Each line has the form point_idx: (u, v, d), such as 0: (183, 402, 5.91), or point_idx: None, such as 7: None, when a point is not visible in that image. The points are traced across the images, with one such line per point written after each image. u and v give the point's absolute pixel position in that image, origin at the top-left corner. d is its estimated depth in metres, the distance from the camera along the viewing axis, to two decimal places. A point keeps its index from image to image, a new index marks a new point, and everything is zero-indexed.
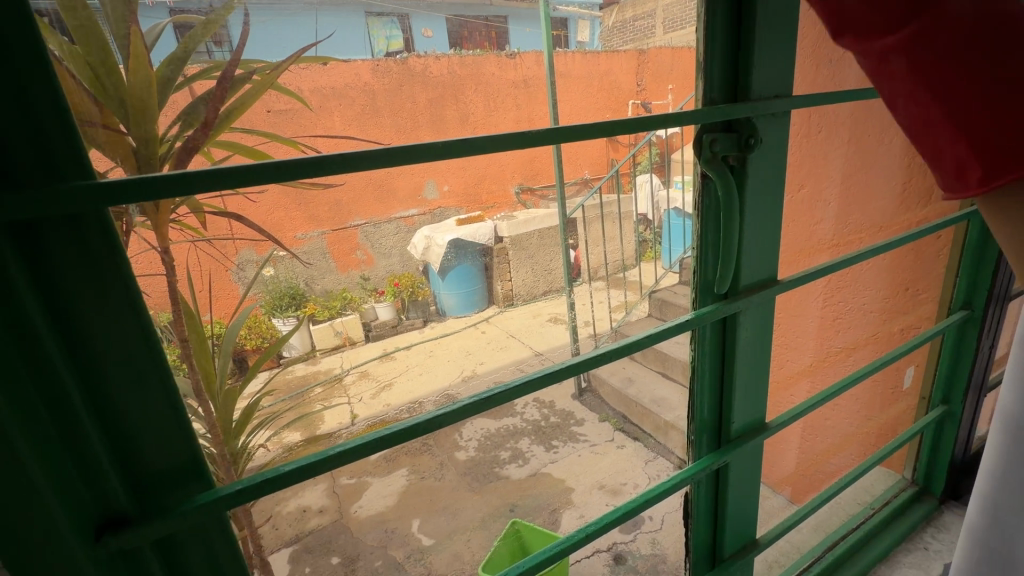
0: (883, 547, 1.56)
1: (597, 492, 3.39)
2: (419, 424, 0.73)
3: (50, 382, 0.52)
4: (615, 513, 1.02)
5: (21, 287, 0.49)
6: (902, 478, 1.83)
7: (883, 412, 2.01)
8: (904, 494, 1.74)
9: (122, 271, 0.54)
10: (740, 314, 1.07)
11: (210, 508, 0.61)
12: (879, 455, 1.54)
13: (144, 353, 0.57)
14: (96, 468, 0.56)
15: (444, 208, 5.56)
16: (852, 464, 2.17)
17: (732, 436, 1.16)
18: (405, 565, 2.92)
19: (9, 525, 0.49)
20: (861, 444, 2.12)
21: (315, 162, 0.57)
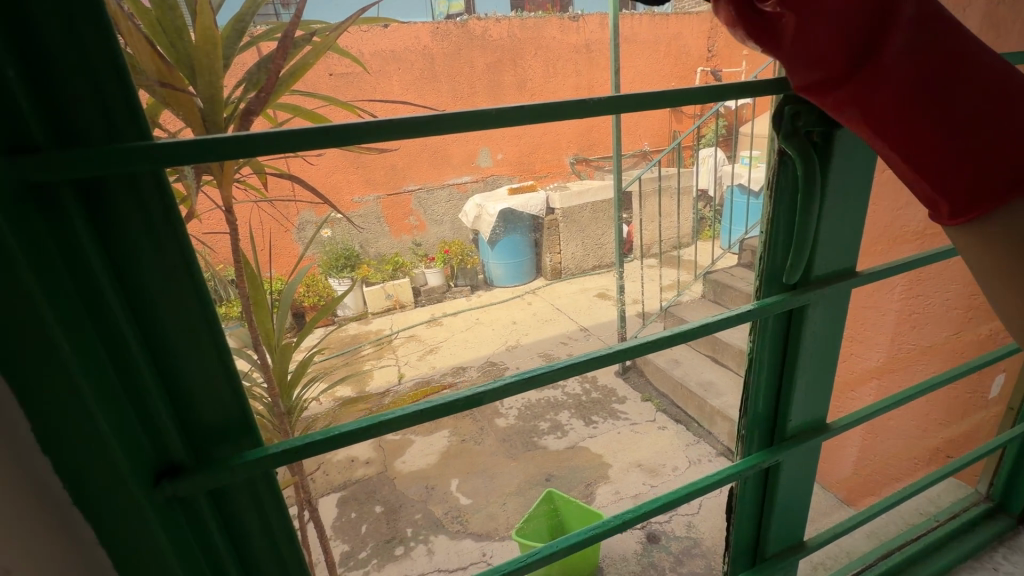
0: (945, 561, 1.45)
1: (635, 471, 3.38)
2: (460, 399, 0.72)
3: (114, 337, 0.54)
4: (656, 503, 0.99)
5: (85, 241, 0.51)
6: (975, 492, 1.68)
7: (959, 419, 1.84)
8: (975, 509, 1.59)
9: (177, 233, 0.55)
10: (808, 307, 0.98)
11: (258, 464, 0.63)
12: (953, 466, 1.41)
13: (200, 312, 0.59)
14: (155, 419, 0.58)
15: (497, 176, 5.51)
16: (916, 470, 2.02)
17: (786, 433, 1.10)
18: (442, 521, 3.05)
19: (78, 466, 0.52)
20: (929, 450, 1.97)
21: (362, 126, 0.55)
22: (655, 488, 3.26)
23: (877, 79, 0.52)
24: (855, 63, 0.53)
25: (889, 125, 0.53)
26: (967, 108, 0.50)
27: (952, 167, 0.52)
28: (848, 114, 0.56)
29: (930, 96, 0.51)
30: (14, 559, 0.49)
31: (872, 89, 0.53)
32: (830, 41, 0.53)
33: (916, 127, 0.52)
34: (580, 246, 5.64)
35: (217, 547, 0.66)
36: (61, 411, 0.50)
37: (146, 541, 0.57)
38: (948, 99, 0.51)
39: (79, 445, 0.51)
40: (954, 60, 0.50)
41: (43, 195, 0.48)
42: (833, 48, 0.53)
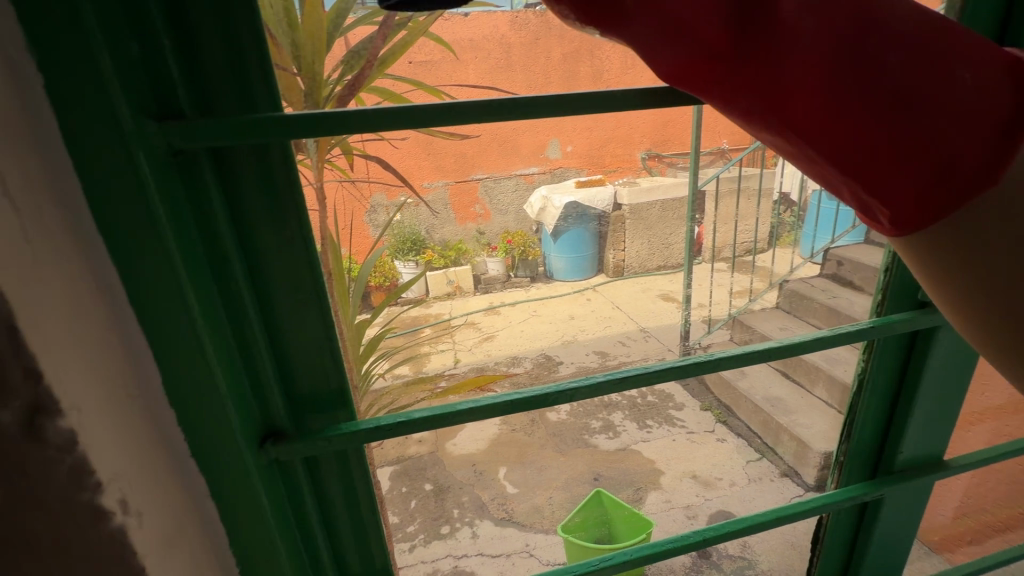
0: None
1: (688, 481, 3.26)
2: (549, 393, 0.73)
3: (233, 301, 0.56)
4: (739, 523, 0.93)
5: (217, 207, 0.53)
6: None
7: None
8: None
9: (297, 204, 0.56)
10: (939, 331, 0.87)
11: (353, 437, 0.65)
12: None
13: (308, 284, 0.60)
14: (263, 384, 0.60)
15: (566, 169, 4.48)
16: None
17: (894, 466, 0.99)
18: (488, 506, 3.08)
19: (197, 421, 0.54)
20: None
21: (486, 106, 0.54)
22: (709, 501, 3.13)
23: (769, 52, 0.38)
24: (740, 26, 0.38)
25: (793, 113, 0.39)
26: (897, 76, 0.36)
27: (884, 163, 0.38)
28: (738, 101, 0.41)
29: (843, 67, 0.37)
30: (143, 502, 0.47)
31: (762, 64, 0.38)
32: (698, 2, 0.37)
33: (831, 114, 0.38)
34: (644, 245, 5.57)
35: (309, 510, 0.69)
36: (187, 368, 0.52)
37: (252, 500, 0.59)
38: (866, 69, 0.37)
39: (200, 403, 0.54)
40: (865, 11, 0.36)
41: (185, 161, 0.50)
42: (698, 11, 0.37)
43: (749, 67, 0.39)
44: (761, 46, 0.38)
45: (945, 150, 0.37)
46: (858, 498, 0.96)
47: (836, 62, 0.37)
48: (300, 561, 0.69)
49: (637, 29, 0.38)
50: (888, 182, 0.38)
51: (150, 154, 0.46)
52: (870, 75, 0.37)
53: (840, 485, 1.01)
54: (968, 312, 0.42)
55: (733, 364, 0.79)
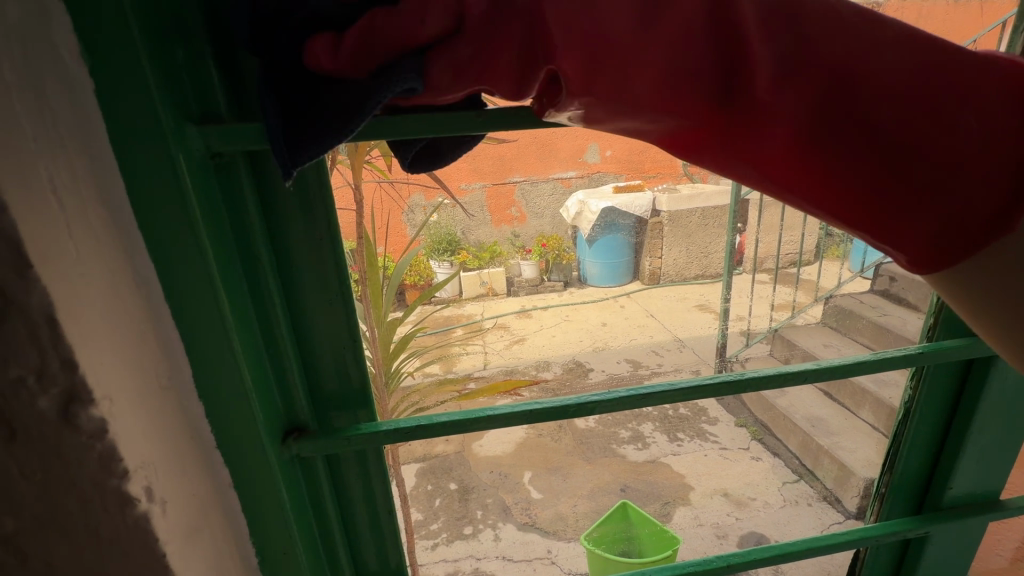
0: None
1: (719, 498, 3.16)
2: (570, 405, 0.72)
3: (262, 300, 0.58)
4: (767, 551, 0.89)
5: (250, 207, 0.54)
6: None
7: None
8: None
9: (327, 207, 0.58)
10: (998, 360, 0.81)
11: (372, 438, 0.65)
12: None
13: (335, 286, 0.61)
14: (288, 381, 0.62)
15: (603, 174, 4.30)
16: None
17: (942, 503, 0.92)
18: (512, 510, 3.08)
19: (224, 415, 0.56)
20: None
21: (517, 113, 0.54)
22: (740, 522, 3.02)
23: (756, 126, 0.41)
24: (724, 108, 0.42)
25: (792, 177, 0.42)
26: (887, 134, 0.38)
27: (886, 213, 0.40)
28: (735, 171, 0.44)
29: (830, 136, 0.40)
30: (167, 490, 0.49)
31: (752, 137, 0.42)
32: (681, 91, 0.42)
33: (825, 176, 0.41)
34: (683, 252, 5.37)
35: (327, 505, 0.70)
36: (215, 363, 0.54)
37: (272, 494, 0.61)
38: (851, 134, 0.39)
39: (227, 396, 0.55)
40: (846, 76, 0.39)
41: (223, 163, 0.52)
42: (683, 95, 0.42)
43: (732, 141, 0.43)
44: (748, 122, 0.41)
45: (945, 196, 0.38)
46: (900, 534, 0.90)
47: (824, 130, 0.40)
48: (317, 556, 0.70)
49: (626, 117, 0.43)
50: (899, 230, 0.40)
51: (188, 156, 0.48)
52: (858, 136, 0.39)
53: (881, 518, 0.95)
54: (1015, 343, 0.41)
55: (766, 385, 0.75)
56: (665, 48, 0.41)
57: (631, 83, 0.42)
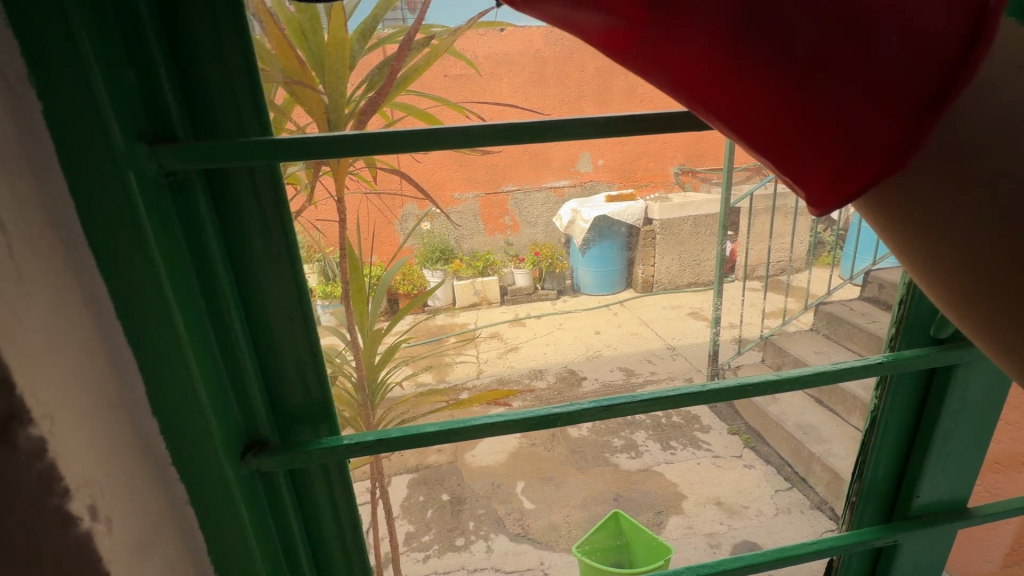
0: None
1: (712, 507, 3.17)
2: (532, 418, 0.72)
3: (220, 316, 0.58)
4: (737, 562, 0.89)
5: (206, 224, 0.55)
6: None
7: None
8: None
9: (283, 223, 0.58)
10: (957, 369, 0.82)
11: (335, 452, 0.66)
12: None
13: (293, 300, 0.62)
14: (247, 397, 0.62)
15: (596, 182, 4.39)
16: None
17: (910, 511, 0.93)
18: (505, 520, 3.05)
19: (180, 431, 0.56)
20: None
21: (473, 133, 0.57)
22: (733, 530, 3.02)
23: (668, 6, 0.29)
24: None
25: (702, 84, 0.30)
26: (811, 34, 0.27)
27: (804, 142, 0.29)
28: (646, 71, 0.32)
29: (750, 30, 0.28)
30: (116, 507, 0.49)
31: (665, 22, 0.30)
32: None
33: (736, 88, 0.29)
34: (676, 260, 5.36)
35: (291, 521, 0.70)
36: (169, 379, 0.54)
37: (232, 511, 0.61)
38: (769, 25, 0.28)
39: (183, 414, 0.55)
40: None
41: (178, 181, 0.52)
42: None
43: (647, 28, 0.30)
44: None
45: (885, 124, 0.27)
46: (870, 542, 0.90)
47: (739, 23, 0.28)
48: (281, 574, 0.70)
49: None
50: (819, 170, 0.29)
51: (140, 175, 0.48)
52: (776, 34, 0.28)
53: (853, 526, 0.96)
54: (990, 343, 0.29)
55: (730, 397, 0.76)
56: None
57: None
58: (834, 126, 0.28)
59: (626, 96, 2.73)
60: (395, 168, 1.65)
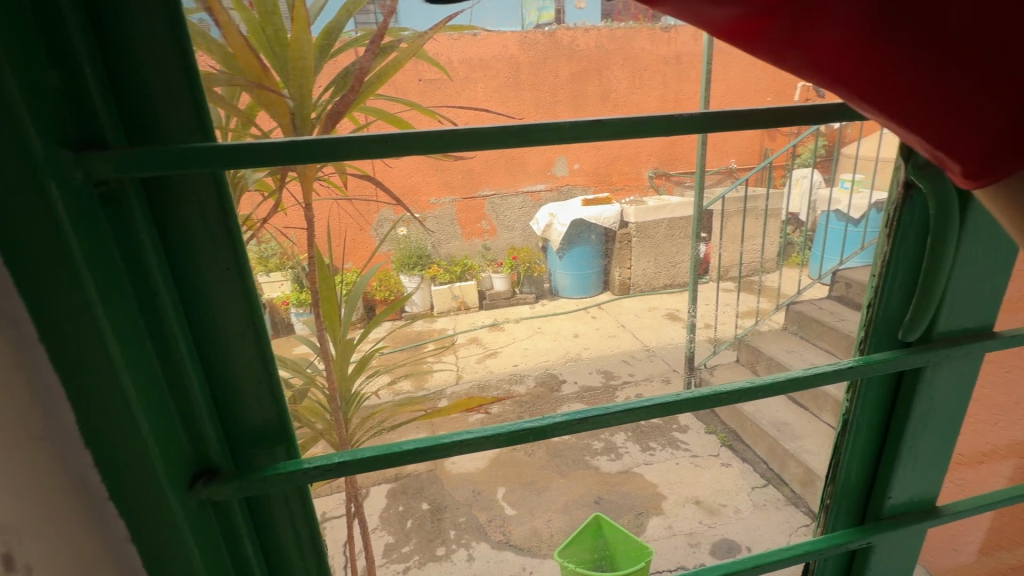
0: None
1: (691, 506, 3.21)
2: (502, 434, 0.70)
3: (162, 335, 0.54)
4: (715, 570, 0.89)
5: (144, 238, 0.51)
6: None
7: None
8: None
9: (232, 233, 0.55)
10: (925, 370, 0.83)
11: (293, 476, 0.62)
12: None
13: (245, 314, 0.58)
14: (194, 421, 0.58)
15: (572, 186, 4.19)
16: None
17: (882, 512, 0.94)
18: (486, 528, 3.07)
19: (117, 463, 0.52)
20: None
21: (433, 138, 0.54)
22: (712, 529, 3.05)
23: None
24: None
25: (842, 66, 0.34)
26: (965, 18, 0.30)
27: (949, 116, 0.33)
28: (785, 58, 0.35)
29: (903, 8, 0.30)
30: (40, 550, 0.46)
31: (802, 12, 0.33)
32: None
33: (882, 68, 0.33)
34: (651, 262, 5.23)
35: (248, 552, 0.65)
36: (104, 406, 0.50)
37: (179, 546, 0.56)
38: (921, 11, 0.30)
39: (119, 444, 0.51)
40: None
41: (110, 191, 0.48)
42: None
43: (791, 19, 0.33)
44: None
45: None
46: (843, 544, 0.91)
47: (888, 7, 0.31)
48: None
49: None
50: (968, 147, 0.32)
51: (65, 185, 0.44)
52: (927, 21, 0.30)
53: (827, 529, 0.96)
54: None
55: (704, 406, 0.75)
56: None
57: None
58: (980, 104, 0.31)
59: (600, 103, 2.72)
60: (369, 174, 1.62)
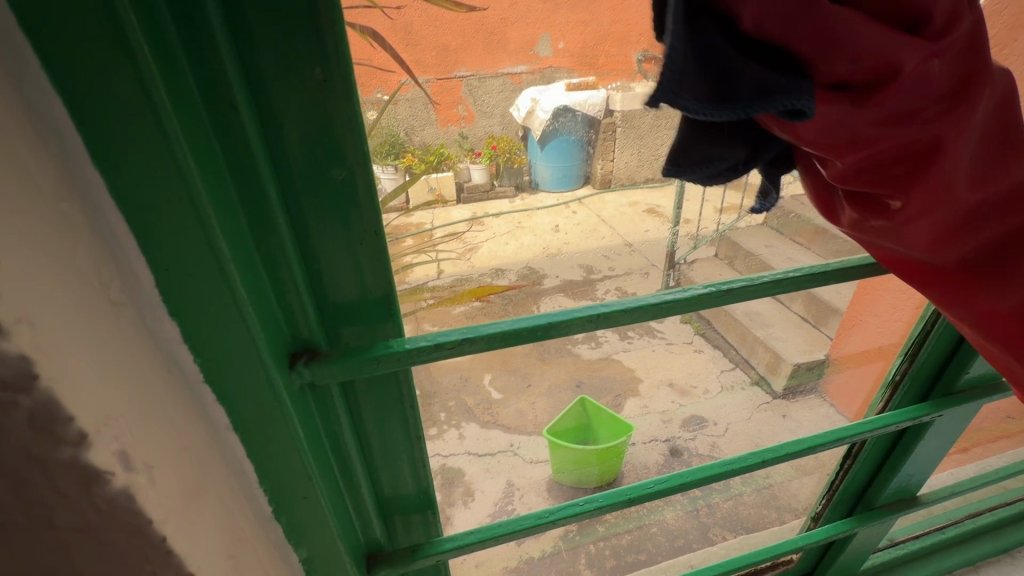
0: None
1: (666, 388, 3.29)
2: (646, 307, 0.61)
3: (243, 171, 0.40)
4: (798, 446, 0.88)
5: (214, 23, 0.34)
6: None
7: None
8: None
9: (336, 26, 0.37)
10: None
11: (402, 359, 0.52)
12: None
13: (346, 151, 0.43)
14: (289, 289, 0.46)
15: None
16: (1006, 450, 1.86)
17: (954, 389, 0.95)
18: (474, 411, 2.93)
19: (214, 340, 0.40)
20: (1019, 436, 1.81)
21: None
22: (683, 408, 3.17)
23: (942, 194, 0.48)
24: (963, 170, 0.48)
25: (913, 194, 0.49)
26: (969, 201, 0.50)
27: (947, 215, 0.50)
28: (926, 216, 0.50)
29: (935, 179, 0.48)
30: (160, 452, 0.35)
31: (939, 193, 0.48)
32: (947, 186, 0.48)
33: (941, 191, 0.48)
34: None
35: (346, 437, 0.59)
36: (194, 267, 0.37)
37: (285, 435, 0.48)
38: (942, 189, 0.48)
39: (211, 316, 0.39)
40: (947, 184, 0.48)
41: None
42: (942, 200, 0.49)
43: (935, 197, 0.49)
44: (942, 193, 0.48)
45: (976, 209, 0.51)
46: (915, 419, 0.92)
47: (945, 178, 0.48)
48: (339, 496, 0.61)
49: (933, 217, 0.50)
50: (941, 233, 0.52)
51: None
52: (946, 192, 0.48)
53: (892, 405, 0.98)
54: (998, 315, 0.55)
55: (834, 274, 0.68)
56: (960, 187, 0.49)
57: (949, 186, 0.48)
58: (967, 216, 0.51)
59: None
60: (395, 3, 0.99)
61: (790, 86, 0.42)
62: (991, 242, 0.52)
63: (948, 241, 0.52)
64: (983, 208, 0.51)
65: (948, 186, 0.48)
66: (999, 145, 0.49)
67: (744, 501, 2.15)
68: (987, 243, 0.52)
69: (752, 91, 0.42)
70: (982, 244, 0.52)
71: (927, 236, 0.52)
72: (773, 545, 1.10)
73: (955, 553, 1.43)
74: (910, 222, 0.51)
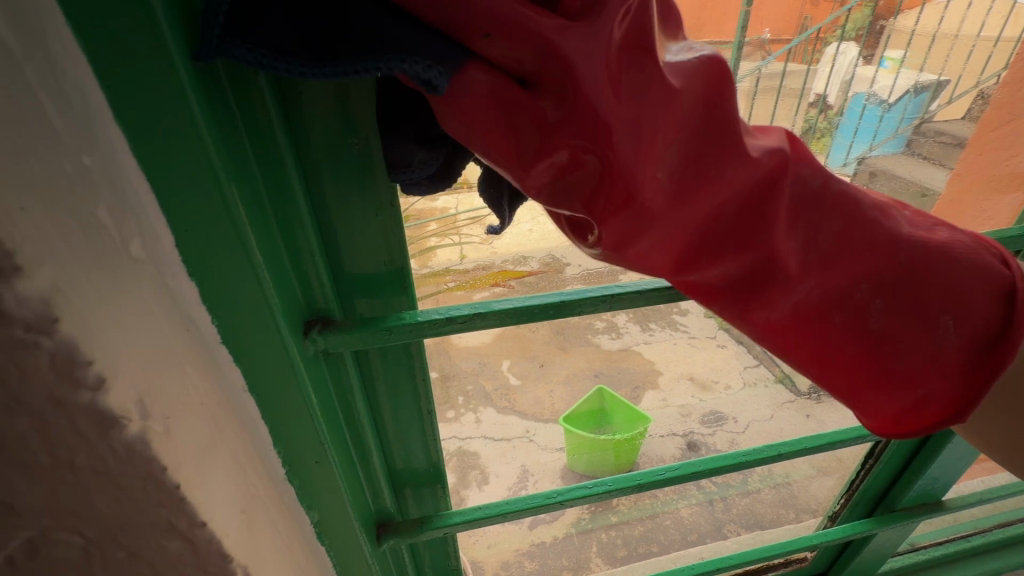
0: None
1: (687, 382, 3.20)
2: (661, 290, 0.60)
3: (263, 138, 0.41)
4: (816, 440, 0.86)
5: None
6: None
7: None
8: None
9: None
10: None
11: (415, 331, 0.52)
12: None
13: (363, 119, 0.43)
14: (306, 258, 0.47)
15: None
16: None
17: None
18: (491, 395, 2.95)
19: (233, 303, 0.42)
20: None
21: None
22: (703, 402, 3.09)
23: (638, 201, 0.39)
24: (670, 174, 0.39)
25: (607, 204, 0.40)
26: (704, 213, 0.41)
27: (677, 229, 0.41)
28: (641, 230, 0.41)
29: (624, 182, 0.38)
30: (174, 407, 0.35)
31: (630, 198, 0.39)
32: (633, 191, 0.39)
33: (636, 196, 0.39)
34: None
35: (359, 407, 0.60)
36: (213, 230, 0.38)
37: (297, 397, 0.50)
38: (643, 194, 0.39)
39: (230, 279, 0.41)
40: (635, 189, 0.39)
41: None
42: (652, 210, 0.40)
43: (629, 206, 0.39)
44: (638, 202, 0.39)
45: (728, 225, 0.41)
46: None
47: (637, 181, 0.38)
48: (351, 463, 0.62)
49: (648, 230, 0.41)
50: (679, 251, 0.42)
51: None
52: (645, 198, 0.39)
53: None
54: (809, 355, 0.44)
55: None
56: (673, 195, 0.40)
57: (649, 192, 0.39)
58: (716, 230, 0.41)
59: None
60: None
61: (417, 47, 0.34)
62: (772, 270, 0.42)
63: (682, 258, 0.43)
64: (712, 220, 0.41)
65: (642, 192, 0.39)
66: (723, 143, 0.39)
67: (761, 499, 2.11)
68: (758, 267, 0.42)
69: (363, 40, 0.34)
70: (726, 262, 0.42)
71: (657, 252, 0.42)
72: (788, 542, 1.08)
73: (982, 562, 1.38)
74: (627, 245, 0.41)
